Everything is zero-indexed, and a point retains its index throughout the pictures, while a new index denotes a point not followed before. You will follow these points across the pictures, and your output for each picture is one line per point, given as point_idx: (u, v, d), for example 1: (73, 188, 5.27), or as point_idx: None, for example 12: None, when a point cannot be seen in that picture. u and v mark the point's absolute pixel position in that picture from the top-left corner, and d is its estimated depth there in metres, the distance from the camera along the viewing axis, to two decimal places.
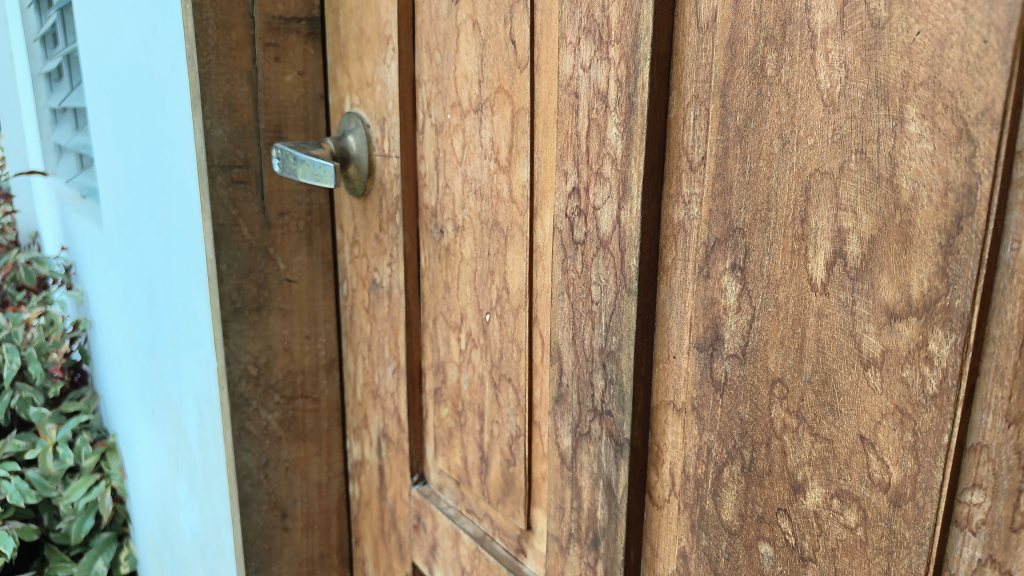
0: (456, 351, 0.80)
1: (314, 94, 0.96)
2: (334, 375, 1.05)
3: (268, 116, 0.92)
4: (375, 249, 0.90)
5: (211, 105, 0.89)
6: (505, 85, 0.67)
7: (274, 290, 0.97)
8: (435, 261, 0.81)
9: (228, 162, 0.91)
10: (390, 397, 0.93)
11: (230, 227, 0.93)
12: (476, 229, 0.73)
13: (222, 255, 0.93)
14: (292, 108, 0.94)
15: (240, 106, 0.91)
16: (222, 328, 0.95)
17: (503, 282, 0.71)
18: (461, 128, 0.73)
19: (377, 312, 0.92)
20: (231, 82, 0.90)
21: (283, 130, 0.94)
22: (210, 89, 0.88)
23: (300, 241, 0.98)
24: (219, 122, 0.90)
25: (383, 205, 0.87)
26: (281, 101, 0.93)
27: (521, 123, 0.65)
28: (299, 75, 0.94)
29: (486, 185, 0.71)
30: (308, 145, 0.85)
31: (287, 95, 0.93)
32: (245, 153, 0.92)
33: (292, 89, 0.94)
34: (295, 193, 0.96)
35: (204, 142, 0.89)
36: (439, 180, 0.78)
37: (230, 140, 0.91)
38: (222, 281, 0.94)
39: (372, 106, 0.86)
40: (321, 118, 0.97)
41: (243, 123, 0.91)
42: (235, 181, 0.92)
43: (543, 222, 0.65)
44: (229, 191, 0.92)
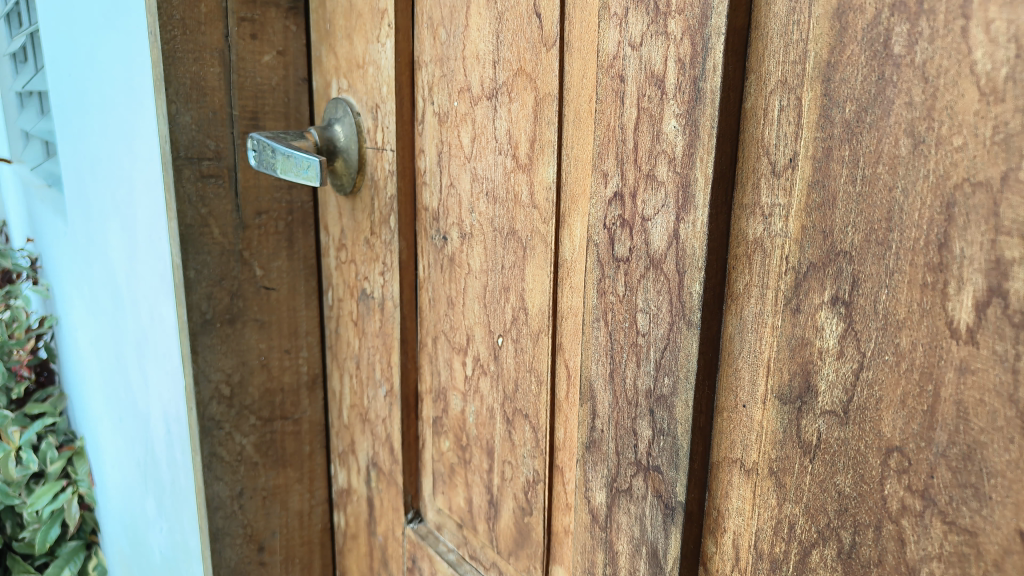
0: (460, 378, 0.68)
1: (296, 77, 0.84)
2: (319, 393, 0.93)
3: (243, 101, 0.81)
4: (366, 254, 0.79)
5: (176, 88, 0.77)
6: (526, 67, 0.55)
7: (249, 300, 0.86)
8: (436, 272, 0.70)
9: (196, 154, 0.79)
10: (381, 422, 0.81)
11: (199, 229, 0.81)
12: (487, 237, 0.62)
13: (190, 260, 0.81)
14: (270, 92, 0.82)
15: (210, 89, 0.79)
16: (189, 342, 0.83)
17: (520, 302, 0.59)
18: (470, 118, 0.62)
19: (367, 326, 0.81)
20: (200, 61, 0.78)
21: (261, 118, 0.82)
22: (176, 69, 0.76)
23: (280, 245, 0.86)
24: (186, 108, 0.78)
25: (375, 205, 0.75)
26: (258, 85, 0.81)
27: (546, 112, 0.54)
28: (278, 54, 0.82)
29: (501, 186, 0.60)
30: (287, 136, 0.73)
31: (264, 78, 0.82)
32: (216, 144, 0.80)
33: (271, 72, 0.82)
34: (274, 189, 0.84)
35: (169, 130, 0.77)
36: (442, 178, 0.67)
37: (199, 128, 0.79)
38: (189, 289, 0.82)
39: (364, 92, 0.74)
40: (304, 104, 0.85)
41: (214, 109, 0.79)
42: (205, 176, 0.80)
43: (572, 232, 0.54)
44: (197, 186, 0.80)
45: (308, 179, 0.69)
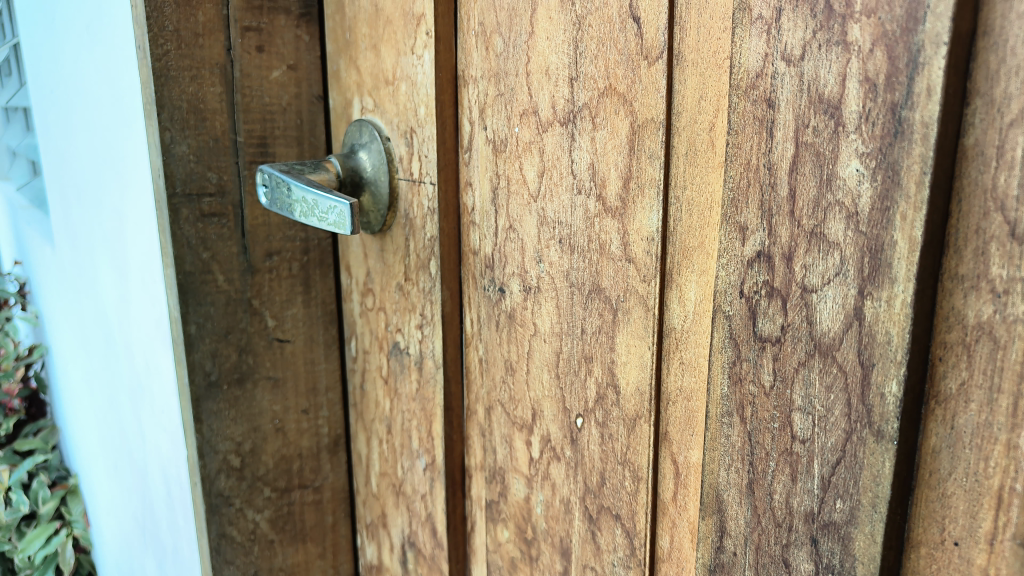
0: (523, 459, 0.57)
1: (310, 95, 0.71)
2: (343, 456, 0.81)
3: (249, 125, 0.69)
4: (398, 303, 0.67)
5: (170, 113, 0.65)
6: (618, 84, 0.43)
7: (260, 355, 0.74)
8: (489, 331, 0.58)
9: (195, 190, 0.67)
10: (420, 499, 0.70)
11: (200, 276, 0.69)
12: (560, 294, 0.50)
13: (190, 313, 0.70)
14: (281, 113, 0.70)
15: (209, 112, 0.67)
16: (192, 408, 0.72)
17: (608, 377, 0.48)
18: (536, 147, 0.50)
19: (400, 387, 0.69)
20: (197, 79, 0.66)
21: (270, 143, 0.70)
22: (170, 91, 0.65)
23: (295, 289, 0.74)
24: (182, 136, 0.66)
25: (411, 247, 0.63)
26: (266, 105, 0.69)
27: (647, 142, 0.42)
28: (289, 69, 0.70)
29: (580, 233, 0.48)
30: (303, 170, 0.61)
31: (274, 97, 0.69)
32: (218, 176, 0.68)
33: (281, 89, 0.70)
34: (286, 225, 0.72)
35: (163, 162, 0.66)
36: (497, 219, 0.55)
37: (197, 158, 0.67)
38: (191, 347, 0.71)
39: (394, 113, 0.62)
40: (320, 125, 0.72)
41: (215, 135, 0.67)
42: (206, 215, 0.68)
43: (683, 295, 0.43)
44: (197, 227, 0.68)
45: (328, 222, 0.57)
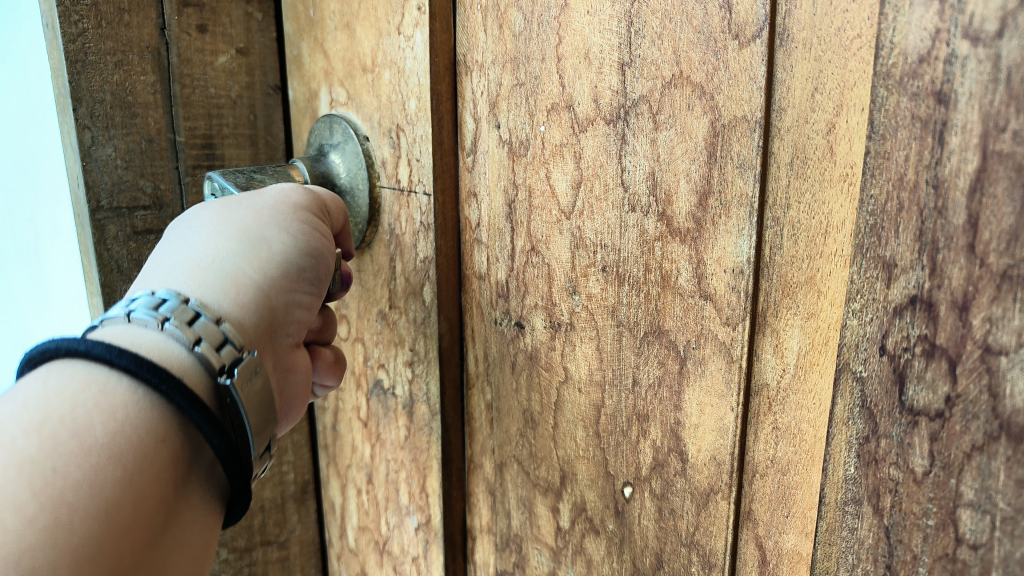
0: (547, 527, 0.47)
1: (264, 85, 0.60)
2: (310, 505, 0.70)
3: (191, 122, 0.57)
4: (381, 334, 0.56)
5: (91, 107, 0.52)
6: (693, 71, 0.33)
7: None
8: (501, 372, 0.48)
9: (126, 202, 0.55)
10: (410, 562, 0.59)
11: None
12: (603, 334, 0.40)
13: None
14: (230, 107, 0.59)
15: (140, 107, 0.54)
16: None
17: (670, 441, 0.38)
18: (569, 151, 0.40)
19: (384, 432, 0.58)
20: (123, 66, 0.53)
21: (218, 143, 0.58)
22: (89, 80, 0.52)
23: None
24: (107, 137, 0.53)
25: (398, 268, 0.53)
26: (211, 97, 0.57)
27: (734, 146, 0.33)
28: (237, 53, 0.58)
29: (630, 260, 0.38)
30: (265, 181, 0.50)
31: (221, 87, 0.58)
32: (153, 185, 0.56)
33: (229, 78, 0.58)
34: None
35: (83, 168, 0.52)
36: (512, 238, 0.44)
37: (127, 163, 0.54)
38: None
39: (375, 107, 0.51)
40: (279, 121, 0.61)
41: (149, 134, 0.55)
42: (140, 232, 0.56)
43: (782, 345, 0.34)
44: (129, 247, 0.56)
45: None
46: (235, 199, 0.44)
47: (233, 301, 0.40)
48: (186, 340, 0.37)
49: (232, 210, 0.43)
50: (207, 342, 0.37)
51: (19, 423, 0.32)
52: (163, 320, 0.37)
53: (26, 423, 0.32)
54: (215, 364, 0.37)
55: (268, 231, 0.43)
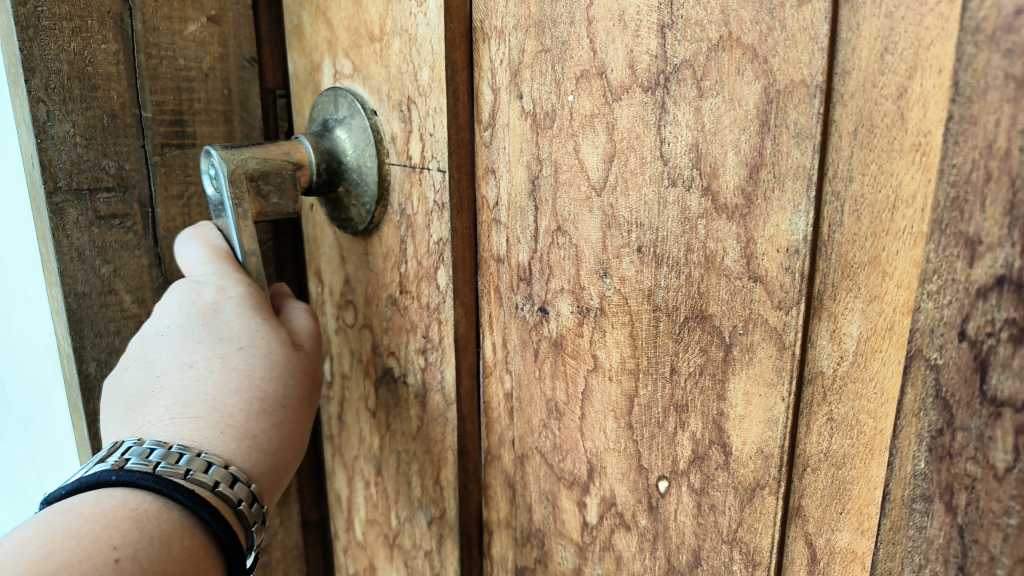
0: (573, 522, 0.45)
1: (239, 58, 0.57)
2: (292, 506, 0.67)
3: (159, 96, 0.54)
4: (391, 320, 0.53)
5: (45, 79, 0.49)
6: (743, 32, 0.31)
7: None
8: (523, 359, 0.45)
9: (87, 183, 0.52)
10: (422, 557, 0.57)
11: (99, 299, 0.54)
12: (638, 319, 0.38)
13: (88, 346, 0.55)
14: (202, 80, 0.55)
15: (101, 79, 0.51)
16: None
17: (712, 433, 0.36)
18: (601, 122, 0.37)
19: (394, 422, 0.56)
20: (82, 33, 0.50)
21: (189, 118, 0.56)
22: (43, 48, 0.49)
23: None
24: (64, 111, 0.50)
25: (410, 250, 0.50)
26: (180, 70, 0.54)
27: (790, 114, 0.30)
28: (209, 21, 0.55)
29: (669, 239, 0.35)
30: (268, 195, 0.48)
31: (191, 59, 0.55)
32: (117, 164, 0.53)
33: (199, 49, 0.55)
34: None
35: (39, 147, 0.50)
36: (536, 217, 0.42)
37: (87, 141, 0.51)
38: (91, 392, 0.56)
39: (384, 79, 0.48)
40: (254, 97, 0.58)
41: (112, 109, 0.52)
42: (103, 217, 0.53)
43: (840, 330, 0.31)
44: (91, 233, 0.53)
45: None
46: (274, 335, 0.47)
47: (263, 460, 0.44)
48: (209, 481, 0.40)
49: (273, 356, 0.46)
50: (223, 482, 0.41)
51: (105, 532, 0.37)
52: (188, 469, 0.40)
53: (148, 552, 0.37)
54: (250, 523, 0.42)
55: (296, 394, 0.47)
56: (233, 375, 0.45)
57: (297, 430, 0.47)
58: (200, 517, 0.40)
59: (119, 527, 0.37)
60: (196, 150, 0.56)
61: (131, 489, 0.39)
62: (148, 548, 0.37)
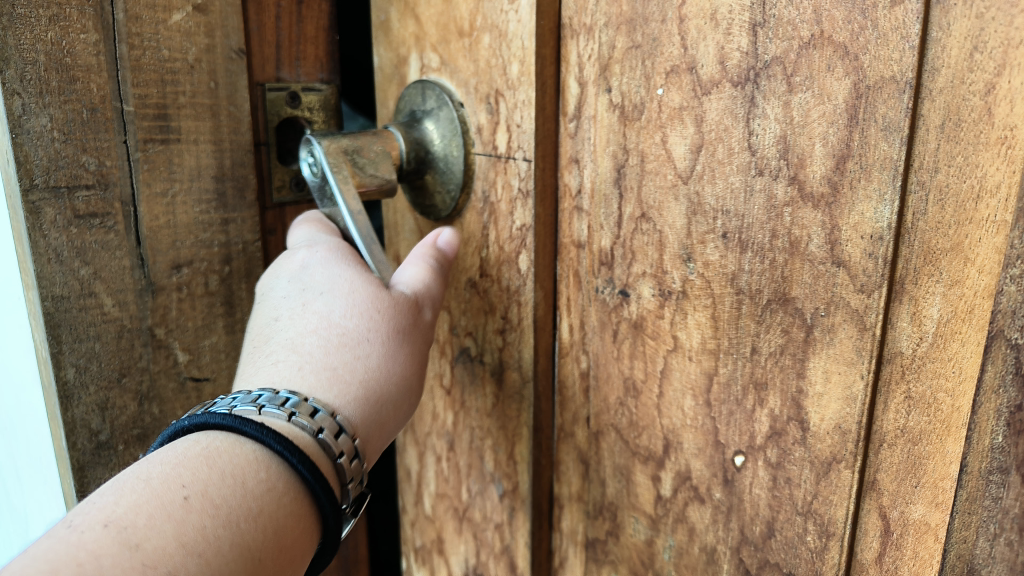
0: (647, 495, 0.47)
1: (228, 49, 0.55)
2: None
3: (141, 89, 0.52)
4: (470, 302, 0.56)
5: (21, 70, 0.47)
6: (835, 31, 0.33)
7: (168, 402, 0.59)
8: (601, 340, 0.48)
9: (66, 180, 0.50)
10: (492, 529, 0.59)
11: (78, 302, 0.52)
12: (721, 301, 0.40)
13: (67, 351, 0.53)
14: (186, 72, 0.54)
15: (81, 71, 0.49)
16: (75, 478, 0.56)
17: (791, 409, 0.38)
18: (690, 115, 0.39)
19: (470, 399, 0.59)
20: (60, 22, 0.48)
21: (172, 113, 0.54)
22: (19, 37, 0.47)
23: (214, 311, 0.59)
24: (42, 104, 0.48)
25: (492, 235, 0.53)
26: (164, 61, 0.53)
27: (879, 108, 0.32)
28: (195, 12, 0.54)
29: (755, 225, 0.37)
30: (364, 167, 0.51)
31: (176, 50, 0.53)
32: (97, 161, 0.51)
33: (184, 40, 0.53)
34: (197, 226, 0.56)
35: (14, 142, 0.48)
36: (622, 205, 0.44)
37: (65, 136, 0.50)
38: (69, 400, 0.54)
39: (472, 73, 0.51)
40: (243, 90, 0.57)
41: (91, 103, 0.50)
42: (83, 216, 0.51)
43: (920, 312, 0.33)
44: (70, 233, 0.51)
45: None
46: (355, 278, 0.48)
47: (353, 391, 0.44)
48: (282, 413, 0.41)
49: (359, 291, 0.47)
50: (299, 412, 0.41)
51: (173, 472, 0.37)
52: (261, 405, 0.41)
53: (218, 487, 0.37)
54: (337, 454, 0.42)
55: (383, 331, 0.46)
56: (314, 317, 0.47)
57: (386, 365, 0.46)
58: (273, 449, 0.39)
59: (188, 466, 0.37)
60: (181, 146, 0.54)
61: (205, 431, 0.40)
62: (217, 483, 0.37)
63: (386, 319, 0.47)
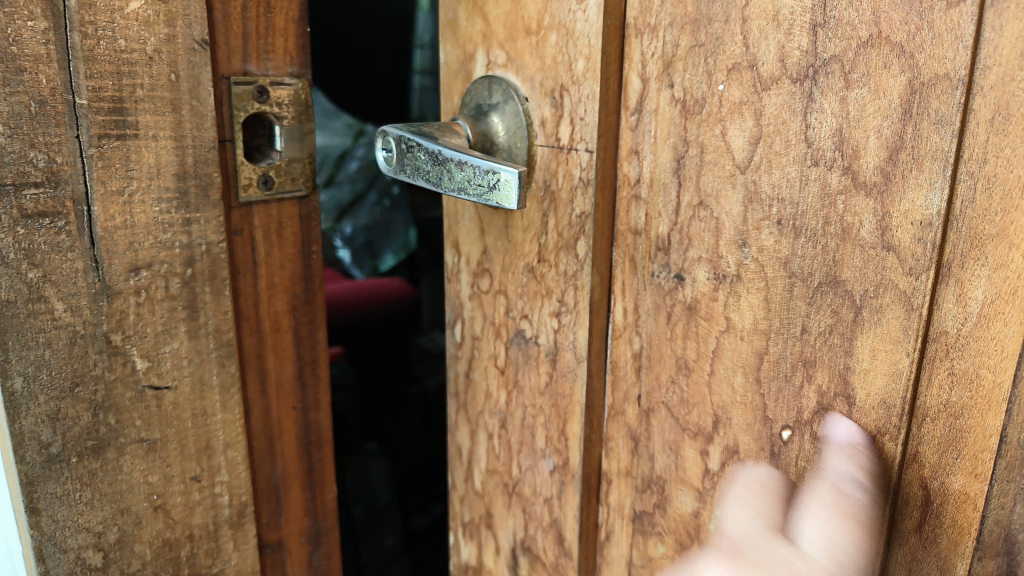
0: (695, 469, 0.50)
1: (191, 40, 0.53)
2: (251, 528, 0.64)
3: (96, 81, 0.50)
4: (527, 286, 0.59)
5: None
6: (892, 31, 0.35)
7: (125, 412, 0.55)
8: (656, 322, 0.51)
9: (13, 178, 0.47)
10: (542, 503, 0.62)
11: (26, 307, 0.49)
12: (773, 284, 0.43)
13: (16, 359, 0.50)
14: (144, 63, 0.51)
15: (28, 60, 0.47)
16: (24, 494, 0.52)
17: (838, 385, 0.41)
18: (749, 109, 0.42)
19: (523, 378, 0.62)
20: (6, 9, 0.46)
21: (130, 106, 0.51)
22: None
23: (176, 315, 0.56)
24: None
25: (551, 222, 0.56)
26: (121, 52, 0.50)
27: (932, 103, 0.35)
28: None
29: (809, 212, 0.40)
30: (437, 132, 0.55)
31: (133, 40, 0.51)
32: (46, 158, 0.48)
33: (144, 30, 0.51)
34: (158, 227, 0.54)
35: None
36: (681, 193, 0.47)
37: (12, 131, 0.47)
38: (15, 411, 0.50)
39: (538, 69, 0.54)
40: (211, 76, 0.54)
41: (41, 96, 0.48)
42: (30, 215, 0.48)
43: (966, 294, 0.35)
44: (16, 233, 0.48)
45: (501, 196, 0.50)
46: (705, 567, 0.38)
47: None
48: None
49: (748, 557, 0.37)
50: None
51: None
52: None
53: None
54: None
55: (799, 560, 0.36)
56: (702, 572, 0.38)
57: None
58: None
59: None
60: (139, 142, 0.52)
61: None
62: None
63: (769, 499, 0.42)
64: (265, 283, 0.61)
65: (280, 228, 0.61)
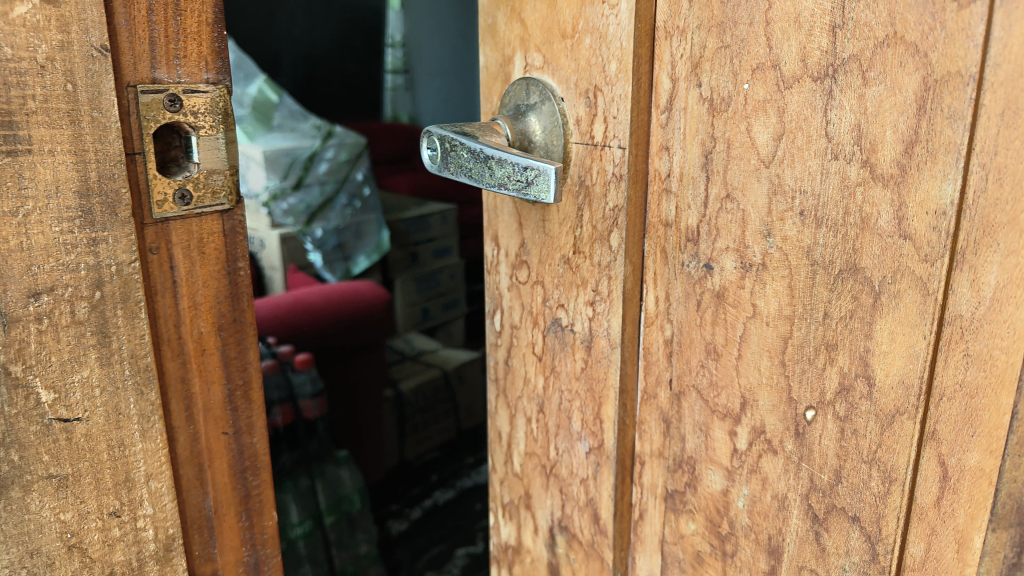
0: (724, 449, 0.52)
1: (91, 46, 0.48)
2: (180, 561, 0.59)
3: None
4: (562, 276, 0.62)
5: None
6: (907, 31, 0.38)
7: (30, 448, 0.50)
8: (686, 309, 0.53)
9: None
10: (578, 483, 0.65)
11: None
12: (797, 271, 0.45)
13: None
14: (36, 74, 0.46)
15: None
16: None
17: (858, 367, 0.43)
18: (773, 106, 0.44)
19: (560, 364, 0.65)
20: None
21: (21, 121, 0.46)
22: None
23: (85, 342, 0.51)
24: None
25: (584, 215, 0.58)
26: (8, 62, 0.45)
27: (946, 99, 0.37)
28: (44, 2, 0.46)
29: (829, 203, 0.42)
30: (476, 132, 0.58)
31: (21, 47, 0.46)
32: None
33: (32, 35, 0.46)
34: (58, 247, 0.49)
35: None
36: (708, 187, 0.49)
37: None
38: None
39: (572, 70, 0.57)
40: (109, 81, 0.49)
41: None
42: None
43: (979, 279, 0.37)
44: None
45: (536, 191, 0.53)
46: None
47: None
48: None
49: None
50: None
51: None
52: None
53: None
54: None
55: None
56: None
57: None
58: None
59: None
60: (33, 158, 0.47)
61: None
62: None
63: None
64: (186, 304, 0.56)
65: (204, 243, 0.56)
